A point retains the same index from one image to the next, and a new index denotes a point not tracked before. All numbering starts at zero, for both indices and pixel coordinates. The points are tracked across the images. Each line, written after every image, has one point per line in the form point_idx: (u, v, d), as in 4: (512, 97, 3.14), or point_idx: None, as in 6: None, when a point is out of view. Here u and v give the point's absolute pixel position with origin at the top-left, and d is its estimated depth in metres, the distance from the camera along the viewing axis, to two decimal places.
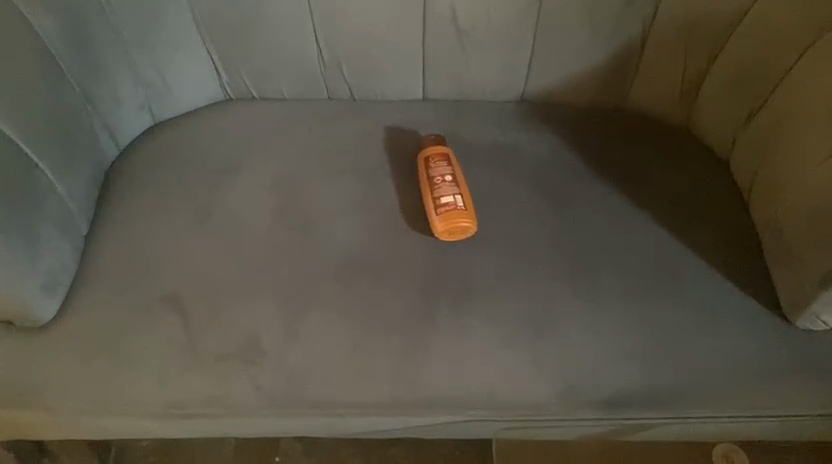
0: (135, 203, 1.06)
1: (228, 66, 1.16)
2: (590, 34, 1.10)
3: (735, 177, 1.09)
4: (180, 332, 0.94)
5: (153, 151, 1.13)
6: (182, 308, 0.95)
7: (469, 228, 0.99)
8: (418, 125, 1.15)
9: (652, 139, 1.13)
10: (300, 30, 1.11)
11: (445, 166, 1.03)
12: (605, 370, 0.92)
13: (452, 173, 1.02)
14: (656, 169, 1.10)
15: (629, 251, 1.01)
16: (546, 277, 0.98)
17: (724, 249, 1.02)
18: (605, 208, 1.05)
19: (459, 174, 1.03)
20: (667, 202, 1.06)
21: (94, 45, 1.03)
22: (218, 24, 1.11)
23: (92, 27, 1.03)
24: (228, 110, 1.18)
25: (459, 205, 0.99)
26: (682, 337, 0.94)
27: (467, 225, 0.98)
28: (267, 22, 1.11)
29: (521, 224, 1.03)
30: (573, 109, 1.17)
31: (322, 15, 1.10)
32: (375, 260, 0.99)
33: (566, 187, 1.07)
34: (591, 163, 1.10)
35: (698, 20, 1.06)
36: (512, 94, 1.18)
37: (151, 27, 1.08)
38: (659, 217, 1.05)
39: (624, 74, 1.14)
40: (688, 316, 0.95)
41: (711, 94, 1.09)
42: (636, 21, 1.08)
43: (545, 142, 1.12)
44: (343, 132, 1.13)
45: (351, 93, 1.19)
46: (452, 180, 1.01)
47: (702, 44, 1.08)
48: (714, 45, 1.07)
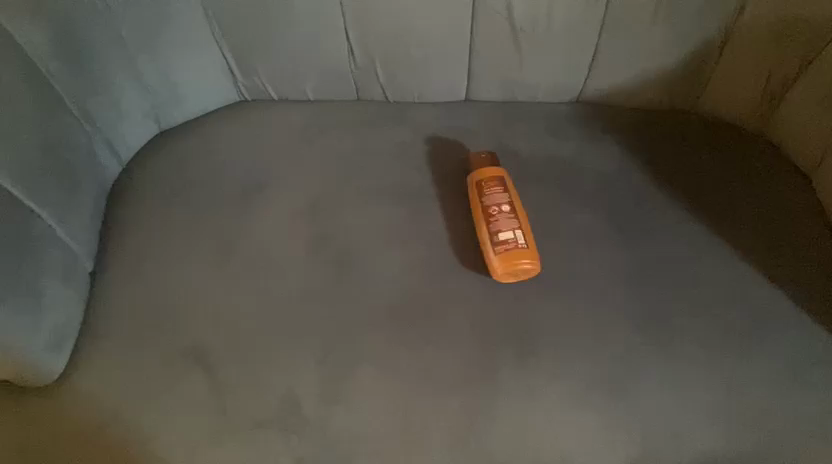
0: (144, 233, 0.93)
1: (244, 65, 1.01)
2: (665, 31, 0.95)
3: (822, 197, 0.96)
4: (209, 390, 0.82)
5: (162, 167, 0.99)
6: (207, 362, 0.84)
7: (532, 269, 0.86)
8: (462, 135, 1.01)
9: (724, 153, 1.01)
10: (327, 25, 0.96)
11: (502, 193, 0.90)
12: (692, 433, 0.81)
13: (510, 202, 0.90)
14: (732, 187, 0.98)
15: (707, 288, 0.90)
16: (618, 322, 0.87)
17: (812, 286, 0.90)
18: (678, 235, 0.94)
19: (517, 203, 0.90)
20: (746, 228, 0.95)
21: (88, 52, 0.88)
22: (233, 20, 0.95)
23: (85, 32, 0.87)
24: (245, 115, 1.04)
25: (520, 242, 0.87)
26: (773, 391, 0.83)
27: (530, 266, 0.86)
28: (288, 16, 0.94)
29: (587, 258, 0.91)
30: (634, 115, 1.04)
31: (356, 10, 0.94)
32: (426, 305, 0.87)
33: (634, 210, 0.95)
34: (657, 182, 0.98)
35: (793, 19, 0.91)
36: (567, 95, 1.04)
37: (153, 26, 0.92)
38: (737, 246, 0.93)
39: (697, 76, 1.00)
40: (777, 365, 0.85)
41: (798, 104, 0.95)
42: (720, 16, 0.93)
43: (607, 155, 1.00)
44: (378, 145, 1.00)
45: (384, 93, 1.04)
46: (511, 211, 0.89)
47: (795, 47, 0.93)
48: (809, 50, 0.92)
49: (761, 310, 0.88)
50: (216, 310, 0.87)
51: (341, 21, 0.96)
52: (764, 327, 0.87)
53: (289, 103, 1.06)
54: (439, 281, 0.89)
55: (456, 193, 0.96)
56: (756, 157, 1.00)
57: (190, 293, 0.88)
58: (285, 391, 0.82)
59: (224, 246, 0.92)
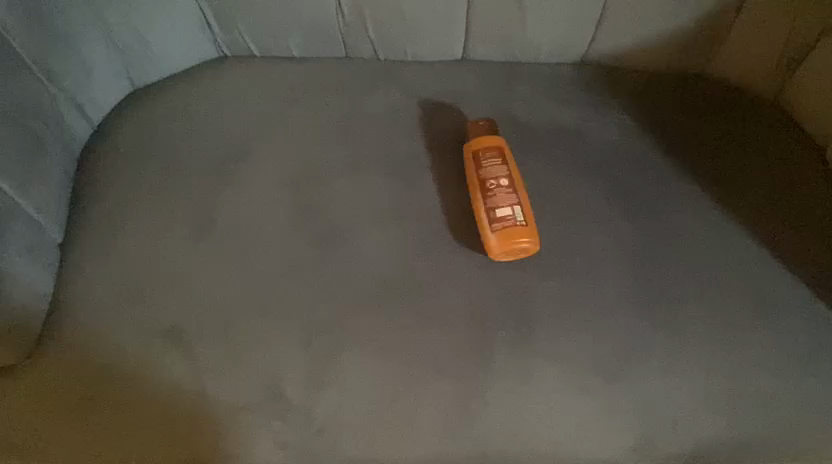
0: (119, 202, 0.87)
1: (223, 18, 0.93)
2: None
3: None
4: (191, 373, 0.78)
5: (136, 129, 0.92)
6: (187, 343, 0.79)
7: (531, 248, 0.82)
8: (458, 98, 0.94)
9: (739, 122, 0.94)
10: None
11: (501, 166, 0.85)
12: (694, 421, 0.77)
13: (509, 176, 0.84)
14: (743, 159, 0.92)
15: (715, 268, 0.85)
16: (620, 304, 0.82)
17: (822, 267, 0.86)
18: (686, 210, 0.88)
19: (517, 176, 0.85)
20: (755, 205, 0.89)
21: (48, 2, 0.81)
22: None
23: None
24: (226, 73, 0.97)
25: (519, 220, 0.81)
26: (779, 376, 0.80)
27: (529, 245, 0.81)
28: None
29: (588, 235, 0.86)
30: (647, 78, 0.97)
31: None
32: (417, 284, 0.83)
33: (639, 184, 0.90)
34: (666, 152, 0.92)
35: None
36: (571, 56, 0.97)
37: None
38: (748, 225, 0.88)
39: (711, 37, 0.93)
40: (783, 349, 0.81)
41: (812, 72, 0.89)
42: None
43: (612, 123, 0.94)
44: (368, 108, 0.93)
45: (375, 51, 0.97)
46: (509, 185, 0.83)
47: (820, 8, 0.85)
48: None
49: (772, 293, 0.84)
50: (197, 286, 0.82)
51: None
52: (775, 312, 0.83)
53: (272, 60, 0.98)
54: (431, 258, 0.84)
55: (452, 163, 0.90)
56: (769, 126, 0.94)
57: (166, 269, 0.83)
58: (268, 375, 0.77)
59: (205, 218, 0.87)
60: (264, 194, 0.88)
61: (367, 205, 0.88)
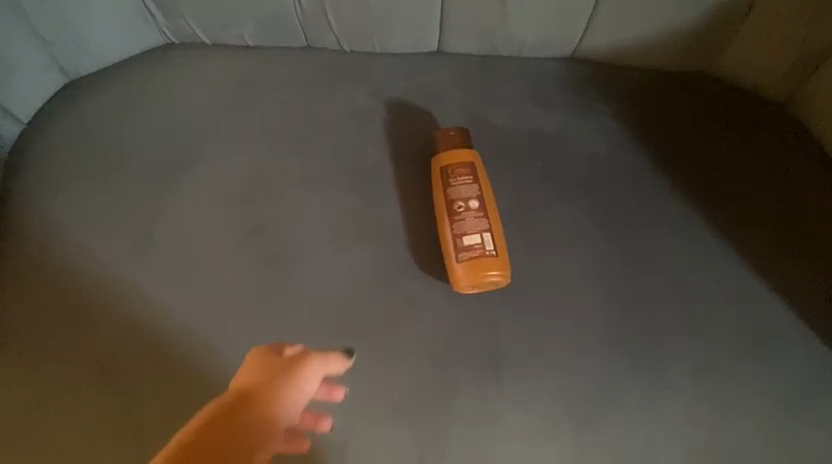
0: (45, 214, 0.78)
1: (163, 4, 0.83)
2: None
3: None
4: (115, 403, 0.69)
5: (68, 129, 0.83)
6: (109, 372, 0.70)
7: (501, 281, 0.73)
8: (429, 99, 0.84)
9: (743, 129, 0.84)
10: None
11: (472, 185, 0.75)
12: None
13: (480, 197, 0.75)
14: (742, 174, 0.82)
15: (708, 300, 0.76)
16: (599, 341, 0.73)
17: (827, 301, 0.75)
18: (677, 233, 0.79)
19: (489, 197, 0.76)
20: (759, 224, 0.79)
21: None
22: None
23: None
24: (173, 65, 0.87)
25: (490, 249, 0.73)
26: (772, 427, 0.70)
27: (499, 278, 0.73)
28: None
29: (567, 260, 0.77)
30: (642, 78, 0.87)
31: None
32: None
33: (626, 201, 0.80)
34: (659, 163, 0.82)
35: None
36: (557, 51, 0.86)
37: None
38: (748, 248, 0.78)
39: (715, 34, 0.82)
40: (779, 394, 0.72)
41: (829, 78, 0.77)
42: None
43: (601, 131, 0.84)
44: (327, 109, 0.84)
45: (338, 42, 0.86)
46: (480, 208, 0.74)
47: None
48: None
49: (771, 331, 0.74)
50: (122, 307, 0.74)
51: None
52: (774, 353, 0.73)
53: (225, 51, 0.88)
54: (390, 284, 0.75)
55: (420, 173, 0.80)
56: (773, 137, 0.83)
57: (89, 289, 0.74)
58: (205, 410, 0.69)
59: (138, 231, 0.77)
60: (206, 204, 0.79)
61: (321, 220, 0.78)
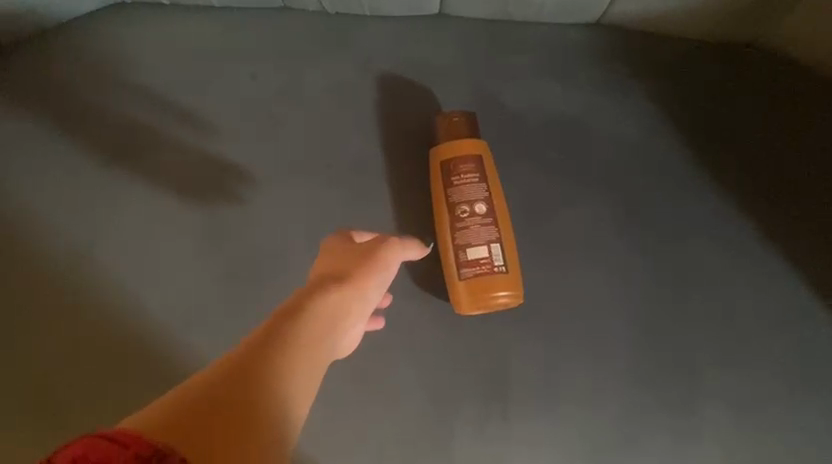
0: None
1: None
2: None
3: None
4: (44, 433, 0.59)
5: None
6: (43, 396, 0.60)
7: (511, 303, 0.61)
8: (428, 77, 0.71)
9: (808, 111, 0.70)
10: None
11: (478, 185, 0.63)
12: None
13: (487, 199, 0.62)
14: (798, 172, 0.68)
15: (758, 326, 0.64)
16: (622, 373, 0.63)
17: None
18: (719, 243, 0.66)
19: (499, 199, 0.63)
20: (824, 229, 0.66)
21: None
22: None
23: None
24: (120, 24, 0.72)
25: (498, 264, 0.61)
26: None
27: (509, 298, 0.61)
28: None
29: (587, 275, 0.65)
30: (683, 49, 0.73)
31: None
32: (357, 338, 0.63)
33: (661, 203, 0.67)
34: (702, 155, 0.69)
35: None
36: (584, 17, 0.72)
37: None
38: (810, 263, 0.65)
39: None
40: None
41: None
42: None
43: (633, 115, 0.70)
44: (307, 87, 0.70)
45: (319, 3, 0.72)
46: (488, 213, 0.62)
47: None
48: None
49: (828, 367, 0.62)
50: (53, 323, 0.62)
51: None
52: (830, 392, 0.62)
53: (182, 11, 0.73)
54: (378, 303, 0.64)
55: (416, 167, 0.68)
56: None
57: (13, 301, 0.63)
58: None
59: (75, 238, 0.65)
60: (159, 204, 0.66)
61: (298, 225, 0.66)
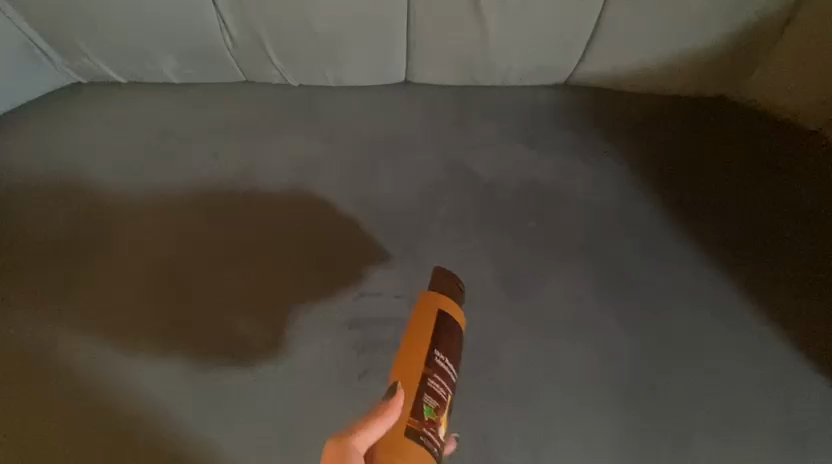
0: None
1: (62, 42, 0.69)
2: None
3: None
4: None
5: None
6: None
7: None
8: (396, 144, 0.70)
9: (803, 173, 0.70)
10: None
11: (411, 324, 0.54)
12: None
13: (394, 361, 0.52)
14: (752, 209, 0.69)
15: (763, 398, 0.59)
16: (623, 450, 0.57)
17: None
18: (700, 294, 0.65)
19: (403, 377, 0.50)
20: (823, 281, 0.65)
21: None
22: None
23: None
24: (79, 107, 0.72)
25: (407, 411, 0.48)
26: None
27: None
28: None
29: (576, 345, 0.61)
30: (664, 104, 0.75)
31: None
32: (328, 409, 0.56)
33: (641, 267, 0.66)
34: (688, 213, 0.69)
35: None
36: (547, 80, 0.74)
37: None
38: (799, 314, 0.63)
39: (738, 65, 0.72)
40: None
41: None
42: None
43: (605, 179, 0.70)
44: (272, 157, 0.69)
45: (286, 78, 0.73)
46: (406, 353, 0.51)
47: None
48: None
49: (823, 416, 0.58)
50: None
51: None
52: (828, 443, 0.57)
53: (146, 90, 0.74)
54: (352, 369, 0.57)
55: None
56: (793, 171, 0.71)
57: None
58: None
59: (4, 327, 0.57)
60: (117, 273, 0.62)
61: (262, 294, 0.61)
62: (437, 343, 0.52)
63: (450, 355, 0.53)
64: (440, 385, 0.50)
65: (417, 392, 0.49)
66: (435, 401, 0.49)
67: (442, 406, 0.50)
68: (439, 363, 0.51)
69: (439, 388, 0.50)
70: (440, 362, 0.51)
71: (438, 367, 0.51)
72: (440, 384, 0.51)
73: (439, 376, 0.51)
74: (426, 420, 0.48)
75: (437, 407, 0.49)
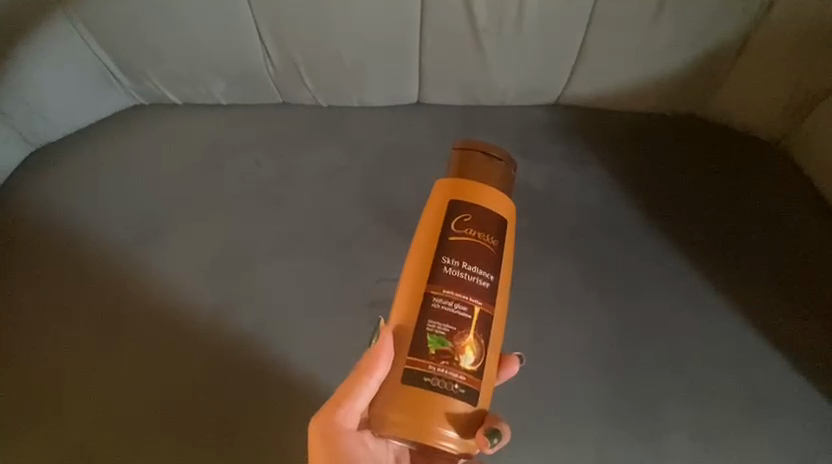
0: (3, 281, 0.75)
1: (132, 72, 0.82)
2: (662, 36, 0.76)
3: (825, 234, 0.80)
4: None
5: (42, 192, 0.82)
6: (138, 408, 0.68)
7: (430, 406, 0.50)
8: (411, 155, 0.83)
9: (757, 174, 0.84)
10: (236, 34, 0.77)
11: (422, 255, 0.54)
12: None
13: (403, 290, 0.54)
14: (715, 204, 0.82)
15: (712, 368, 0.73)
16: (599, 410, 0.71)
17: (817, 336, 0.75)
18: (668, 282, 0.77)
19: (410, 298, 0.53)
20: (770, 269, 0.78)
21: None
22: (103, 21, 0.77)
23: None
24: (146, 124, 0.86)
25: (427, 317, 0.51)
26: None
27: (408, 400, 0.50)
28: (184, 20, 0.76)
29: (562, 326, 0.74)
30: (643, 117, 0.87)
31: (270, 13, 0.75)
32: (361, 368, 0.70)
33: (615, 259, 0.78)
34: (660, 212, 0.81)
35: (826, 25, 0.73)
36: (542, 99, 0.86)
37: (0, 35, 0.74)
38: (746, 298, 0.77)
39: (705, 89, 0.83)
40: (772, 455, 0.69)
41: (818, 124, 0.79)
42: (733, 18, 0.74)
43: (589, 186, 0.82)
44: (307, 166, 0.82)
45: (315, 98, 0.85)
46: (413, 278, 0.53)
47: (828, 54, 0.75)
48: None
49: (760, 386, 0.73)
50: (68, 386, 0.69)
51: (253, 24, 0.77)
52: (765, 411, 0.71)
53: (197, 111, 0.87)
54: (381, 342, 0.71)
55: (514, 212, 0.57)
56: (750, 172, 0.84)
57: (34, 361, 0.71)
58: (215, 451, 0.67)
59: (106, 306, 0.74)
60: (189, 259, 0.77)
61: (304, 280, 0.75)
62: (443, 251, 0.53)
63: (471, 256, 0.53)
64: (455, 308, 0.51)
65: (420, 318, 0.51)
66: (444, 325, 0.51)
67: (456, 327, 0.51)
68: (450, 274, 0.52)
69: (449, 306, 0.51)
70: (454, 274, 0.52)
71: (441, 293, 0.52)
72: (449, 300, 0.52)
73: (450, 289, 0.52)
74: (433, 351, 0.51)
75: (450, 333, 0.51)
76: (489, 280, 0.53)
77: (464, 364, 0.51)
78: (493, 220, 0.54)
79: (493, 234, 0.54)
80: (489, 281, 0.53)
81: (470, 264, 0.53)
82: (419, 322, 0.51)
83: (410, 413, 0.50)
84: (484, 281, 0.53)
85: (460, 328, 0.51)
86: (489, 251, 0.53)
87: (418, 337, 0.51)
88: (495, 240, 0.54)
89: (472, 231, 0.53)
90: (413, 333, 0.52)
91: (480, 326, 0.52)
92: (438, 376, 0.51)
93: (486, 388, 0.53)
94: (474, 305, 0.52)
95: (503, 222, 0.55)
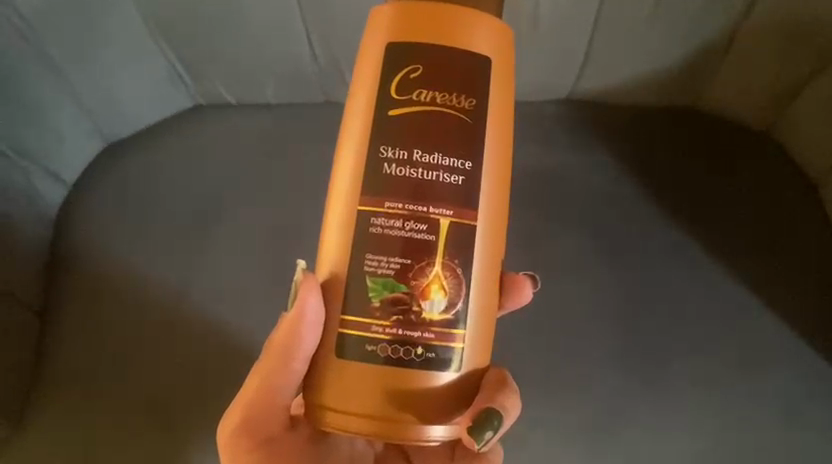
0: (101, 259, 0.89)
1: (196, 75, 0.93)
2: (661, 41, 0.87)
3: (804, 203, 0.92)
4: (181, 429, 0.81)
5: (117, 183, 0.93)
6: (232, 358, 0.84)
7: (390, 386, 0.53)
8: None
9: (743, 153, 0.95)
10: (289, 43, 0.88)
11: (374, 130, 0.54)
12: (673, 450, 0.80)
13: (349, 166, 0.54)
14: (710, 181, 0.93)
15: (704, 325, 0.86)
16: (609, 359, 0.84)
17: (796, 292, 0.88)
18: (669, 254, 0.89)
19: (353, 193, 0.54)
20: (757, 237, 0.90)
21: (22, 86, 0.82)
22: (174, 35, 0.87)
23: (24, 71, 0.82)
24: (202, 122, 0.97)
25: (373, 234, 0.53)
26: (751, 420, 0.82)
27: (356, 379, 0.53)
28: (245, 32, 0.87)
29: (575, 291, 0.87)
30: (642, 108, 0.97)
31: (320, 27, 0.87)
32: None
33: (624, 234, 0.90)
34: (662, 191, 0.92)
35: (796, 26, 0.84)
36: (555, 95, 0.96)
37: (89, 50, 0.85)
38: (737, 265, 0.89)
39: (697, 83, 0.93)
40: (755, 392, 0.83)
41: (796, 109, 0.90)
42: (722, 25, 0.85)
43: (597, 171, 0.93)
44: None
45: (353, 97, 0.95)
46: (361, 158, 0.54)
47: (801, 49, 0.85)
48: (813, 52, 0.85)
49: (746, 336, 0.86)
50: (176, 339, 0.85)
51: (303, 36, 0.88)
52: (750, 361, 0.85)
53: (249, 109, 0.98)
54: None
55: (498, 47, 0.55)
56: (738, 151, 0.95)
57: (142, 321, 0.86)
58: None
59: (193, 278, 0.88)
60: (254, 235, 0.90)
61: None
62: (389, 141, 0.53)
63: (433, 139, 0.53)
64: (408, 230, 0.53)
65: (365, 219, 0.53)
66: (395, 258, 0.53)
67: (412, 260, 0.53)
68: (397, 173, 0.53)
69: (396, 228, 0.53)
70: (400, 174, 0.53)
71: (385, 213, 0.53)
72: (394, 221, 0.53)
73: (397, 191, 0.53)
74: (387, 299, 0.53)
75: (406, 265, 0.53)
76: (459, 178, 0.53)
77: (433, 309, 0.53)
78: (449, 81, 0.53)
79: (457, 98, 0.53)
80: (461, 178, 0.53)
81: (421, 156, 0.53)
82: (361, 245, 0.53)
83: (365, 395, 0.53)
84: (454, 179, 0.53)
85: (420, 259, 0.53)
86: (453, 125, 0.53)
87: (360, 274, 0.53)
88: (463, 106, 0.54)
89: (430, 102, 0.53)
90: (350, 263, 0.54)
91: (449, 251, 0.53)
92: (399, 343, 0.53)
93: (480, 342, 0.55)
94: (444, 214, 0.53)
95: (481, 79, 0.54)
